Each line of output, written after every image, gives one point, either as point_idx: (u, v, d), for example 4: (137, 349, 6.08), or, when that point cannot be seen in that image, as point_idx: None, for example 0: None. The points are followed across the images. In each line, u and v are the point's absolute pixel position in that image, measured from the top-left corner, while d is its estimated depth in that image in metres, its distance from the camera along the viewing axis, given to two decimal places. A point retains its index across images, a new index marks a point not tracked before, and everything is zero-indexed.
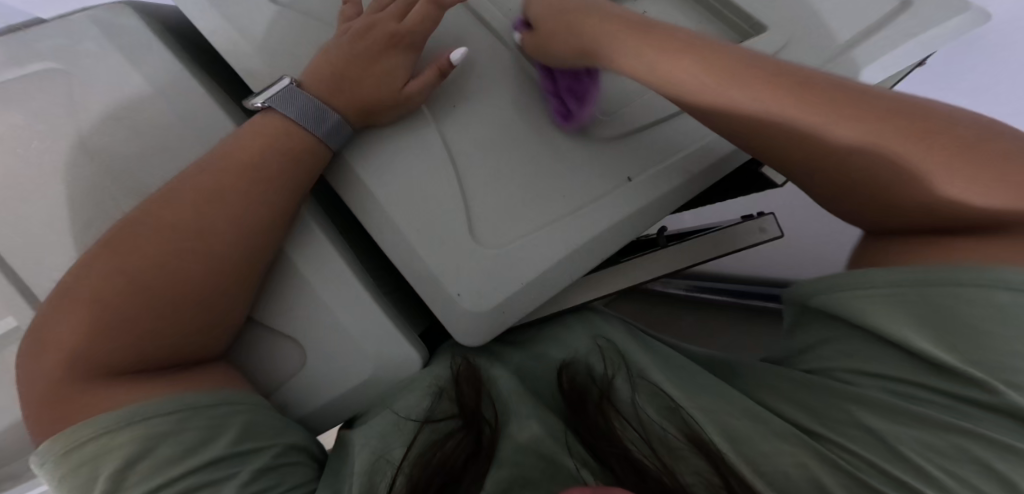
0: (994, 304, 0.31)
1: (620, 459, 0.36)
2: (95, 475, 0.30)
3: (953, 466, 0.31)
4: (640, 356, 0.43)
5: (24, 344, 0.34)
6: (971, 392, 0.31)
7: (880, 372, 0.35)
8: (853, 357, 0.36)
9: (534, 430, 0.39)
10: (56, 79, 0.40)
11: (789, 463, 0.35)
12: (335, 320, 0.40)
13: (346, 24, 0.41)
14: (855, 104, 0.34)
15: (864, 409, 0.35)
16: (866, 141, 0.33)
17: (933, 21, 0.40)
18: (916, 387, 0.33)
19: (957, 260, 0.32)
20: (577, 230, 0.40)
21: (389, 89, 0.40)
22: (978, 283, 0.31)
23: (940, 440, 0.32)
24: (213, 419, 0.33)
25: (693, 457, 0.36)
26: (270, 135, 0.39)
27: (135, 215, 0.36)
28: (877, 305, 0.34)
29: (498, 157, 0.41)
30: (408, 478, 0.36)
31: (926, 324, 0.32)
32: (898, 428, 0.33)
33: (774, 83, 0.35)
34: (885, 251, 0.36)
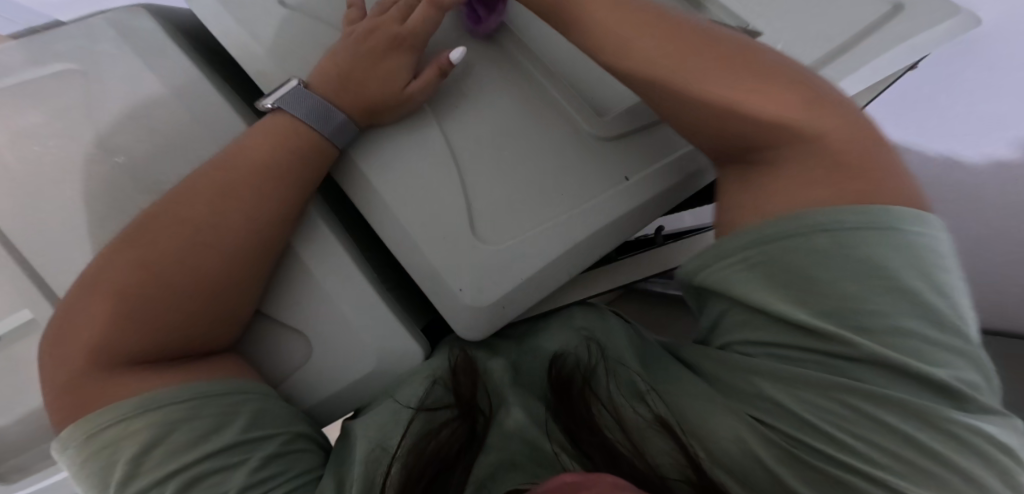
0: (841, 254, 0.32)
1: (598, 447, 0.35)
2: (114, 459, 0.32)
3: (854, 426, 0.31)
4: (620, 346, 0.44)
5: (47, 335, 0.35)
6: (841, 347, 0.32)
7: (761, 341, 0.35)
8: (738, 327, 0.37)
9: (518, 417, 0.40)
10: (74, 78, 0.42)
11: (726, 438, 0.35)
12: (341, 313, 0.41)
13: (351, 27, 0.42)
14: (705, 41, 0.39)
15: (763, 379, 0.35)
16: (735, 88, 0.37)
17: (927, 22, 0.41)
18: (796, 350, 0.34)
19: (802, 209, 0.34)
20: (576, 228, 0.41)
21: (391, 88, 0.41)
22: (823, 236, 0.32)
23: (826, 398, 0.32)
24: (224, 407, 0.34)
25: (660, 438, 0.36)
26: (280, 135, 0.40)
27: (153, 212, 0.37)
28: (744, 276, 0.35)
29: (498, 155, 0.42)
30: (404, 466, 0.37)
31: (791, 288, 0.33)
32: (795, 394, 0.33)
33: (696, 48, 0.38)
34: (730, 188, 0.39)
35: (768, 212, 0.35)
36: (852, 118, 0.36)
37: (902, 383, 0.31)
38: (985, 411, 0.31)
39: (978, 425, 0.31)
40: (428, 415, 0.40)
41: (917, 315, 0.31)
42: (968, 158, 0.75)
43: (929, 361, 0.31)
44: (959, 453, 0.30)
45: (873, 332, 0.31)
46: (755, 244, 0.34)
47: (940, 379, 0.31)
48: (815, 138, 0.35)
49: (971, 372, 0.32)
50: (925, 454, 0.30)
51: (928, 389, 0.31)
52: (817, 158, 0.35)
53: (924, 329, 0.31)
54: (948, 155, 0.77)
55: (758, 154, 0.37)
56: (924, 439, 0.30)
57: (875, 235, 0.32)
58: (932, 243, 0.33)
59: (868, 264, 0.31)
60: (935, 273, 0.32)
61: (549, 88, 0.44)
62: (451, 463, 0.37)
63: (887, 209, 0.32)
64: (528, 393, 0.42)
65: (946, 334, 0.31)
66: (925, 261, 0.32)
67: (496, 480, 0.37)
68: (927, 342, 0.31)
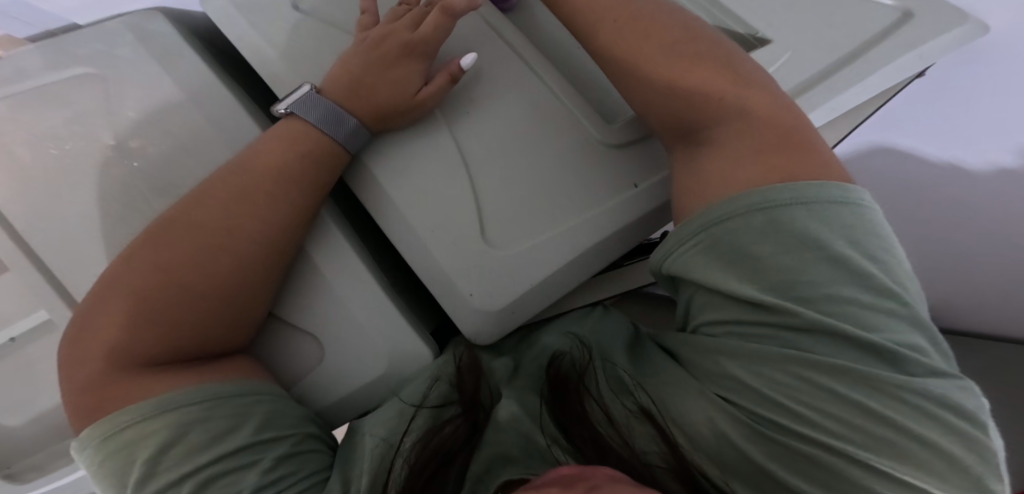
0: (781, 228, 0.32)
1: (586, 440, 0.36)
2: (133, 459, 0.32)
3: (810, 398, 0.31)
4: (611, 346, 0.44)
5: (67, 337, 0.36)
6: (786, 319, 0.32)
7: (721, 321, 0.35)
8: (704, 309, 0.37)
9: (512, 409, 0.40)
10: (92, 82, 0.42)
11: (699, 421, 0.35)
12: (351, 315, 0.42)
13: (363, 33, 0.42)
14: (663, 30, 0.40)
15: (726, 357, 0.35)
16: (695, 73, 0.38)
17: (934, 31, 0.41)
18: (753, 326, 0.34)
19: (743, 189, 0.34)
20: (585, 233, 0.42)
21: (402, 94, 0.41)
22: (760, 214, 0.33)
23: (779, 372, 0.32)
24: (238, 408, 0.35)
25: (643, 426, 0.37)
26: (293, 139, 0.41)
27: (171, 216, 0.38)
28: (694, 258, 0.35)
29: (508, 159, 0.43)
30: (407, 464, 0.37)
31: (739, 266, 0.34)
32: (755, 370, 0.33)
33: (669, 34, 0.40)
34: (679, 167, 0.39)
35: (714, 190, 0.35)
36: (789, 108, 0.37)
37: (848, 352, 0.31)
38: (939, 376, 0.31)
39: (933, 390, 0.30)
40: (433, 413, 0.41)
41: (857, 282, 0.31)
42: (974, 167, 0.71)
43: (872, 328, 0.31)
44: (912, 418, 0.29)
45: (815, 302, 0.31)
46: (706, 226, 0.34)
47: (882, 345, 0.30)
48: (755, 120, 0.36)
49: (917, 336, 0.31)
50: (883, 423, 0.30)
51: (874, 356, 0.31)
52: (756, 138, 0.36)
53: (862, 297, 0.31)
54: (953, 162, 0.73)
55: (700, 135, 0.38)
56: (876, 406, 0.30)
57: (808, 208, 0.32)
58: (867, 214, 0.34)
59: (806, 235, 0.32)
60: (872, 242, 0.33)
61: (558, 93, 0.45)
62: (453, 458, 0.38)
63: (822, 184, 0.33)
64: (526, 389, 0.42)
65: (887, 301, 0.31)
66: (859, 232, 0.33)
67: (492, 475, 0.37)
68: (867, 308, 0.31)
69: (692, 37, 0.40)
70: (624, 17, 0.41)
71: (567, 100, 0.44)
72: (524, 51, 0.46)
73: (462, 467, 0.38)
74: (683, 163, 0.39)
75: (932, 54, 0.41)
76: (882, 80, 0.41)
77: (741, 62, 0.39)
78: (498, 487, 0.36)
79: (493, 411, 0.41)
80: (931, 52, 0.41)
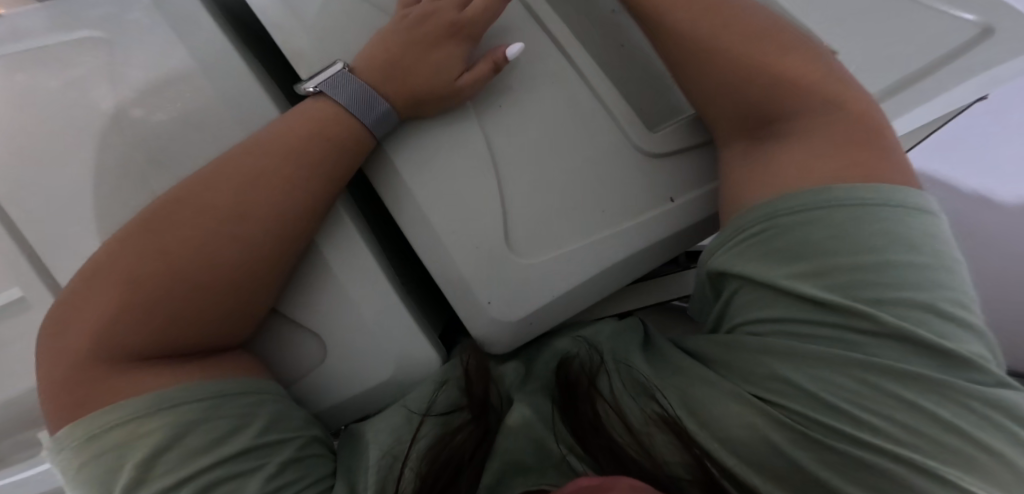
0: (855, 226, 0.30)
1: (603, 451, 0.33)
2: (118, 464, 0.29)
3: (873, 403, 0.28)
4: (626, 348, 0.40)
5: (47, 323, 0.33)
6: (854, 320, 0.29)
7: (772, 318, 0.32)
8: (745, 307, 0.34)
9: (523, 411, 0.37)
10: (99, 48, 0.39)
11: (735, 425, 0.32)
12: (360, 316, 0.39)
13: (405, 10, 0.39)
14: (745, 25, 0.37)
15: (774, 358, 0.32)
16: (771, 63, 0.36)
17: (1009, 53, 0.40)
18: (811, 327, 0.31)
19: (819, 184, 0.32)
20: (615, 245, 0.40)
21: (441, 79, 0.38)
22: (838, 212, 0.31)
23: (846, 377, 0.29)
24: (242, 407, 0.32)
25: (659, 434, 0.34)
26: (319, 120, 0.38)
27: (177, 195, 0.35)
28: (745, 252, 0.34)
29: (554, 145, 0.40)
30: (417, 472, 0.34)
31: (801, 263, 0.31)
32: (807, 372, 0.30)
33: (747, 22, 0.37)
34: (735, 158, 0.37)
35: (787, 184, 0.33)
36: (868, 109, 0.34)
37: (916, 358, 0.29)
38: (1006, 387, 0.29)
39: (1001, 400, 0.28)
40: (441, 420, 0.38)
41: (932, 290, 0.29)
42: (1001, 197, 0.76)
43: (946, 336, 0.29)
44: (983, 428, 0.27)
45: (891, 304, 0.29)
46: (766, 217, 0.33)
47: (958, 353, 0.28)
48: (832, 117, 0.34)
49: (982, 349, 0.29)
50: (949, 429, 0.27)
51: (945, 363, 0.28)
52: (827, 134, 0.34)
53: (940, 305, 0.29)
54: (982, 193, 0.77)
55: (771, 127, 0.36)
56: (952, 417, 0.27)
57: (887, 209, 0.31)
58: (940, 222, 0.32)
59: (881, 235, 0.30)
60: (944, 249, 0.31)
61: (600, 89, 0.41)
62: (463, 468, 0.35)
63: (899, 187, 0.31)
64: (539, 393, 0.39)
65: (963, 312, 0.29)
66: (933, 241, 0.30)
67: (502, 487, 0.35)
68: (942, 317, 0.29)
69: (770, 27, 0.37)
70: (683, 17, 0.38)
71: (609, 99, 0.41)
72: (567, 42, 0.42)
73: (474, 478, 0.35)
74: (745, 156, 0.37)
75: (1001, 75, 0.41)
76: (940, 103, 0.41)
77: (813, 50, 0.37)
78: None
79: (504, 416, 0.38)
80: (1000, 74, 0.41)
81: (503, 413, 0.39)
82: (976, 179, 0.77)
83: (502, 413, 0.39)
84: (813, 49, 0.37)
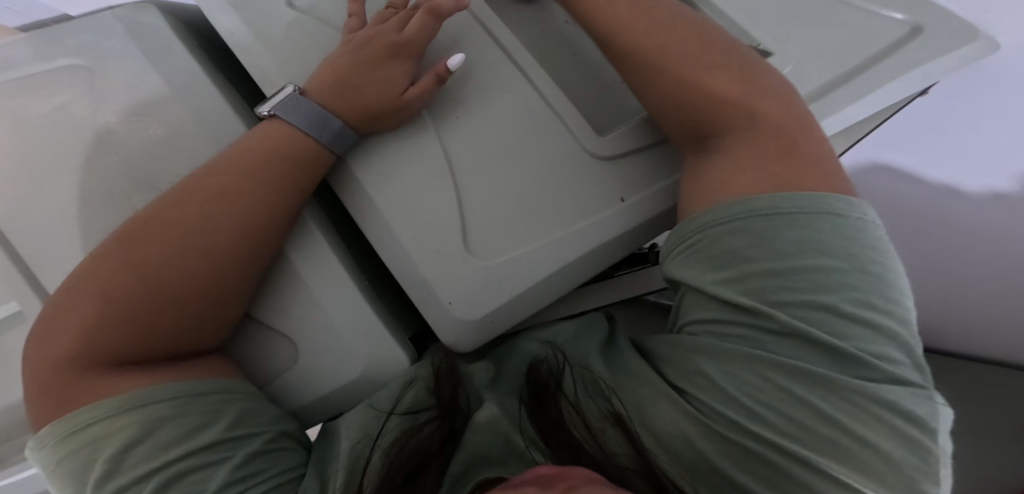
0: (773, 234, 0.33)
1: (564, 447, 0.36)
2: (95, 457, 0.32)
3: (788, 407, 0.31)
4: (586, 350, 0.42)
5: (36, 326, 0.36)
6: (762, 321, 0.32)
7: (705, 319, 0.35)
8: (693, 308, 0.36)
9: (492, 410, 0.40)
10: (79, 74, 0.42)
11: (668, 423, 0.35)
12: (327, 319, 0.41)
13: (350, 35, 0.42)
14: (686, 33, 0.40)
15: (703, 357, 0.34)
16: (710, 75, 0.38)
17: (931, 53, 0.43)
18: (732, 327, 0.33)
19: (746, 196, 0.34)
20: (567, 244, 0.42)
21: (388, 95, 0.41)
22: (759, 220, 0.33)
23: (752, 372, 0.32)
24: (212, 404, 0.36)
25: (609, 433, 0.36)
26: (278, 138, 0.40)
27: (152, 211, 0.38)
28: (684, 261, 0.36)
29: (507, 163, 0.43)
30: (384, 455, 0.38)
31: (728, 268, 0.34)
32: (729, 371, 0.33)
33: (683, 32, 0.40)
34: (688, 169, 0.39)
35: (718, 190, 0.36)
36: (806, 119, 0.37)
37: (817, 357, 0.31)
38: (903, 385, 0.30)
39: (892, 398, 0.29)
40: (408, 418, 0.40)
41: (837, 291, 0.31)
42: (966, 188, 0.77)
43: (843, 335, 0.30)
44: (861, 422, 0.29)
45: (792, 307, 0.31)
46: (697, 230, 0.35)
47: (850, 352, 0.30)
48: (766, 128, 0.37)
49: (892, 349, 0.31)
50: (840, 429, 0.30)
51: (845, 362, 0.30)
52: (757, 143, 0.36)
53: (843, 307, 0.31)
54: (948, 182, 0.78)
55: (710, 138, 0.39)
56: (828, 408, 0.30)
57: (804, 218, 0.33)
58: (867, 226, 0.33)
59: (792, 242, 0.32)
60: (859, 252, 0.32)
61: (551, 100, 0.44)
62: (430, 460, 0.39)
63: (818, 195, 0.33)
64: (509, 395, 0.42)
65: (870, 313, 0.31)
66: (849, 245, 0.32)
67: (470, 475, 0.37)
68: (843, 317, 0.31)
69: (703, 38, 0.40)
70: (612, 37, 0.41)
71: (558, 105, 0.44)
72: (513, 52, 0.45)
73: (442, 467, 0.39)
74: (693, 163, 0.39)
75: (935, 71, 0.44)
76: (886, 96, 0.44)
77: (752, 59, 0.40)
78: (475, 486, 0.37)
79: (472, 415, 0.41)
80: (933, 70, 0.44)
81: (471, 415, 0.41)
82: (938, 168, 0.78)
83: (467, 409, 0.42)
84: (754, 58, 0.40)
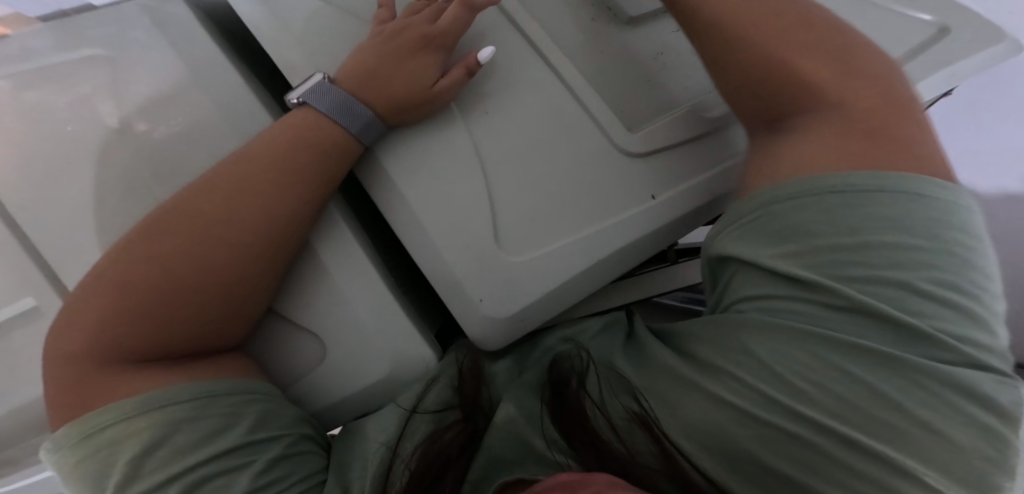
0: (847, 209, 0.31)
1: (589, 448, 0.35)
2: (113, 461, 0.31)
3: (841, 388, 0.29)
4: (608, 349, 0.42)
5: (55, 321, 0.35)
6: (827, 296, 0.30)
7: (755, 295, 0.33)
8: (742, 286, 0.35)
9: (508, 410, 0.39)
10: (101, 65, 0.41)
11: (697, 414, 0.33)
12: (351, 318, 0.40)
13: (380, 26, 0.41)
14: (786, 16, 0.39)
15: (747, 334, 0.32)
16: (811, 60, 0.37)
17: (965, 51, 0.43)
18: (785, 303, 0.32)
19: (819, 171, 0.33)
20: (597, 242, 0.41)
21: (419, 87, 0.40)
22: (836, 195, 0.32)
23: (799, 351, 0.30)
24: (230, 406, 0.34)
25: (637, 433, 0.35)
26: (304, 128, 0.39)
27: (177, 200, 0.36)
28: (742, 235, 0.35)
29: (541, 148, 0.42)
30: (406, 463, 0.37)
31: (791, 243, 0.32)
32: (778, 351, 0.31)
33: (775, 15, 0.39)
34: (761, 155, 0.38)
35: (793, 168, 0.34)
36: (910, 107, 0.35)
37: (889, 337, 0.29)
38: (982, 370, 0.28)
39: (969, 382, 0.28)
40: (433, 418, 0.39)
41: (913, 268, 0.30)
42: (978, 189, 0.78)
43: (921, 314, 0.29)
44: (919, 399, 0.27)
45: (864, 282, 0.30)
46: (761, 204, 0.34)
47: (924, 329, 0.28)
48: (866, 113, 0.35)
49: (975, 331, 0.29)
50: (902, 413, 0.27)
51: (920, 341, 0.29)
52: (854, 125, 0.34)
53: (924, 286, 0.29)
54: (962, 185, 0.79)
55: (792, 123, 0.37)
56: (890, 391, 0.28)
57: (879, 194, 0.31)
58: (959, 208, 0.31)
59: (866, 217, 0.31)
60: (942, 231, 0.30)
61: (580, 96, 0.43)
62: (449, 468, 0.37)
63: (903, 173, 0.31)
64: (527, 392, 0.41)
65: (948, 292, 0.29)
66: (927, 223, 0.30)
67: (487, 481, 0.36)
68: (921, 296, 0.29)
69: (811, 26, 0.39)
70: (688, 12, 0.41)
71: (586, 100, 0.43)
72: (545, 48, 0.44)
73: (460, 474, 0.37)
74: (763, 150, 0.38)
75: (957, 75, 0.44)
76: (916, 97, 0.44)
77: (859, 48, 0.38)
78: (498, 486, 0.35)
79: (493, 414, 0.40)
80: (956, 74, 0.43)
81: (491, 410, 0.41)
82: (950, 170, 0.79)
83: (490, 409, 0.41)
84: (861, 46, 0.38)
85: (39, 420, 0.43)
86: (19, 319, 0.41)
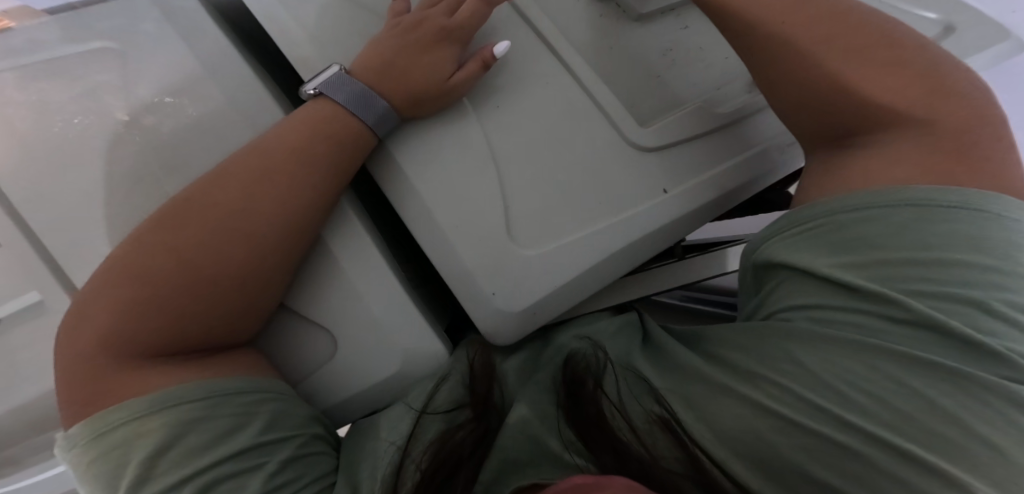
0: (911, 225, 0.32)
1: (611, 454, 0.34)
2: (126, 460, 0.30)
3: (885, 393, 0.29)
4: (626, 350, 0.42)
5: (65, 316, 0.34)
6: (888, 308, 0.31)
7: (806, 304, 0.34)
8: (791, 295, 0.35)
9: (522, 411, 0.38)
10: (110, 58, 0.40)
11: (728, 417, 0.33)
12: (363, 314, 0.40)
13: (396, 18, 0.41)
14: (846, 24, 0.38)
15: (797, 344, 0.32)
16: (876, 72, 0.37)
17: (972, 49, 0.44)
18: (840, 313, 0.32)
19: (891, 185, 0.33)
20: (611, 238, 0.41)
21: (434, 79, 0.39)
22: (904, 210, 0.32)
23: (857, 364, 0.30)
24: (242, 405, 0.34)
25: (658, 434, 0.34)
26: (317, 121, 0.39)
27: (190, 193, 0.36)
28: (796, 244, 0.35)
29: (580, 155, 0.42)
30: (417, 463, 0.36)
31: (850, 255, 0.33)
32: (825, 358, 0.31)
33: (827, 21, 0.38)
34: (821, 170, 0.39)
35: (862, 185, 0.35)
36: (984, 118, 0.35)
37: (952, 352, 0.29)
38: None
39: None
40: (445, 417, 0.39)
41: (977, 285, 0.30)
42: None
43: (985, 331, 0.29)
44: (950, 395, 0.28)
45: (928, 296, 0.30)
46: (826, 214, 0.35)
47: (989, 345, 0.28)
48: (939, 128, 0.35)
49: None
50: (951, 422, 0.28)
51: (982, 358, 0.29)
52: (929, 142, 0.34)
53: (990, 303, 0.29)
54: None
55: (859, 138, 0.37)
56: (943, 401, 0.28)
57: (939, 211, 0.32)
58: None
59: (933, 233, 0.31)
60: (1005, 250, 0.31)
61: (594, 93, 0.43)
62: (461, 466, 0.36)
63: (969, 191, 0.32)
64: (540, 392, 0.40)
65: (1011, 310, 0.29)
66: (990, 242, 0.31)
67: (501, 484, 0.35)
68: (983, 312, 0.29)
69: (875, 35, 0.38)
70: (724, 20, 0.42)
71: (598, 97, 0.43)
72: (558, 43, 0.44)
73: (472, 473, 0.36)
74: (826, 165, 0.39)
75: None
76: None
77: (928, 55, 0.37)
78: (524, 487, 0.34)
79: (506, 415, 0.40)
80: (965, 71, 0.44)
81: (505, 411, 0.40)
82: None
83: (501, 410, 0.41)
84: (930, 52, 0.38)
85: (41, 419, 0.42)
86: (24, 314, 0.40)
